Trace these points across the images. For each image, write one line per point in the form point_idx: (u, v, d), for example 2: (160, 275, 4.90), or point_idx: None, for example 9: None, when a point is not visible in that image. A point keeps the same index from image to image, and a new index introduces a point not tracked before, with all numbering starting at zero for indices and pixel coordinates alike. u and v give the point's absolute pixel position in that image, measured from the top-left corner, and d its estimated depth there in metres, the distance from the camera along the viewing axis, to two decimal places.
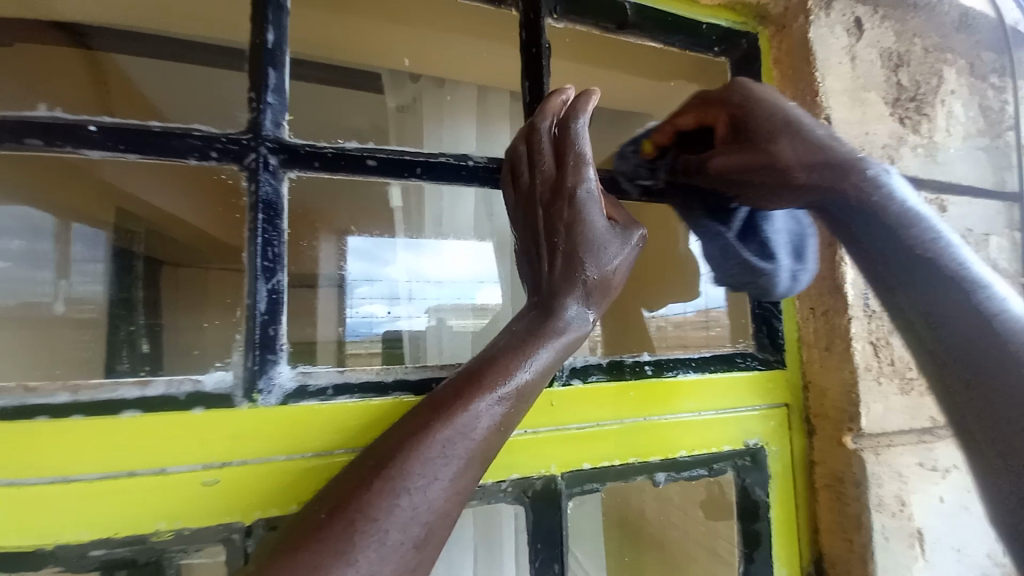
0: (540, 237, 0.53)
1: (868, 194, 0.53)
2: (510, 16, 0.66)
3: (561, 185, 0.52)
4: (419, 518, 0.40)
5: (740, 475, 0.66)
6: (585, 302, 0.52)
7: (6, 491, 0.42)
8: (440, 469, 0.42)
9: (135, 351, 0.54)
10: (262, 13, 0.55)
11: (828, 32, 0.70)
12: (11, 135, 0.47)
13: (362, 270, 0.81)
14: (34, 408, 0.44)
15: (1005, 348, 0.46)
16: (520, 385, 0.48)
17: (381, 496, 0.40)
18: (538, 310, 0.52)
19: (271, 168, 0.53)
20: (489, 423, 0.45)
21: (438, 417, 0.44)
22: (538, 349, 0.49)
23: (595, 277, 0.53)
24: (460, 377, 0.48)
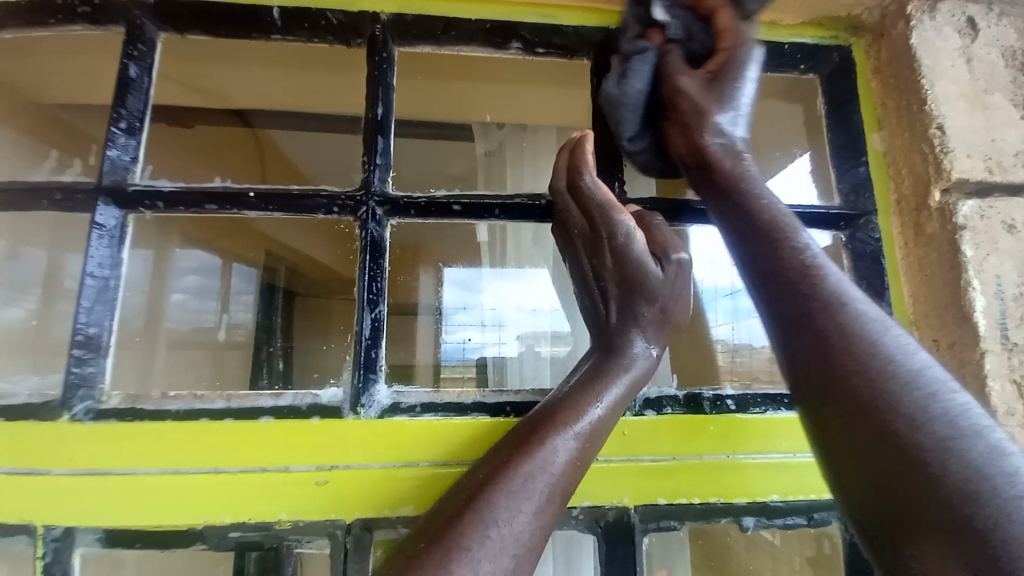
0: (591, 282, 0.57)
1: (747, 193, 0.52)
2: (583, 64, 0.72)
3: (596, 235, 0.55)
4: (507, 550, 0.41)
5: (848, 530, 0.59)
6: (650, 337, 0.54)
7: (175, 476, 0.54)
8: (523, 503, 0.44)
9: (273, 369, 0.70)
10: (373, 91, 0.66)
11: (935, 35, 0.64)
12: (197, 203, 0.61)
13: (458, 299, 0.84)
14: (199, 411, 0.55)
15: (841, 325, 0.44)
16: (592, 420, 0.49)
17: (473, 526, 0.42)
18: (603, 349, 0.55)
19: (377, 218, 0.62)
20: (567, 458, 0.47)
21: (518, 453, 0.46)
22: (605, 387, 0.51)
23: (652, 314, 0.55)
24: (540, 415, 0.50)
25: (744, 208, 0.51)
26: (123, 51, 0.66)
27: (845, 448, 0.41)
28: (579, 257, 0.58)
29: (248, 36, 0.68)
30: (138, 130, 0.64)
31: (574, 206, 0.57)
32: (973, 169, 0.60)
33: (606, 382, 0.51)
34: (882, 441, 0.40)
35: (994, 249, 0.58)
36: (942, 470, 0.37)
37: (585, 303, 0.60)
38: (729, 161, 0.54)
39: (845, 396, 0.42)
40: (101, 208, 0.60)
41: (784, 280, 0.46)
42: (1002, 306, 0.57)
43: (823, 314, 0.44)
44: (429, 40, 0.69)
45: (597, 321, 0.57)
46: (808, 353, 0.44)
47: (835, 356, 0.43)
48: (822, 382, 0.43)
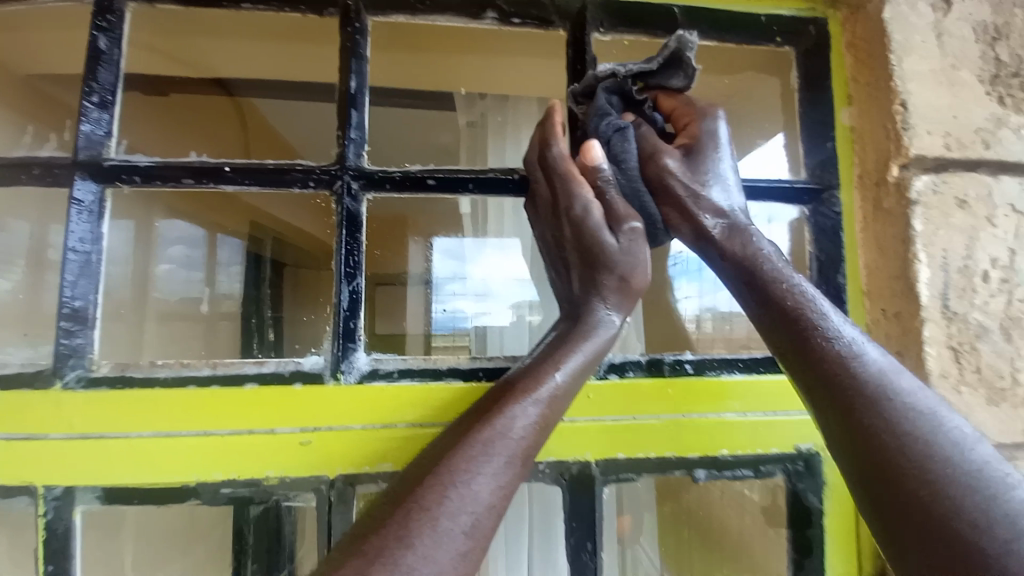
0: (558, 251, 0.61)
1: (764, 271, 0.52)
2: (559, 35, 0.72)
3: (559, 206, 0.58)
4: (467, 509, 0.43)
5: (792, 480, 0.65)
6: (611, 304, 0.56)
7: (168, 438, 0.57)
8: (483, 466, 0.45)
9: (264, 339, 0.72)
10: (348, 64, 0.66)
11: (908, 9, 0.65)
12: (174, 178, 0.62)
13: (447, 269, 0.86)
14: (187, 378, 0.58)
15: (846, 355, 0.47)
16: (555, 387, 0.51)
17: (433, 487, 0.43)
18: (571, 319, 0.57)
19: (353, 192, 0.63)
20: (527, 424, 0.48)
21: (481, 421, 0.48)
22: (568, 356, 0.52)
23: (611, 280, 0.56)
24: (506, 385, 0.52)
25: (762, 284, 0.51)
26: (93, 23, 0.65)
27: (872, 507, 0.43)
28: (548, 230, 0.61)
29: (220, 6, 0.67)
30: (110, 104, 0.64)
31: (544, 178, 0.60)
32: (931, 146, 0.62)
33: (570, 351, 0.53)
34: (906, 499, 0.41)
35: (944, 223, 0.61)
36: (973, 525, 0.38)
37: (557, 273, 0.63)
38: (742, 241, 0.54)
39: (873, 460, 0.43)
40: (79, 183, 0.61)
41: (808, 352, 0.48)
42: (946, 277, 0.60)
43: (849, 384, 0.46)
44: (406, 10, 0.68)
45: (566, 292, 0.60)
46: (819, 378, 0.47)
47: (864, 421, 0.44)
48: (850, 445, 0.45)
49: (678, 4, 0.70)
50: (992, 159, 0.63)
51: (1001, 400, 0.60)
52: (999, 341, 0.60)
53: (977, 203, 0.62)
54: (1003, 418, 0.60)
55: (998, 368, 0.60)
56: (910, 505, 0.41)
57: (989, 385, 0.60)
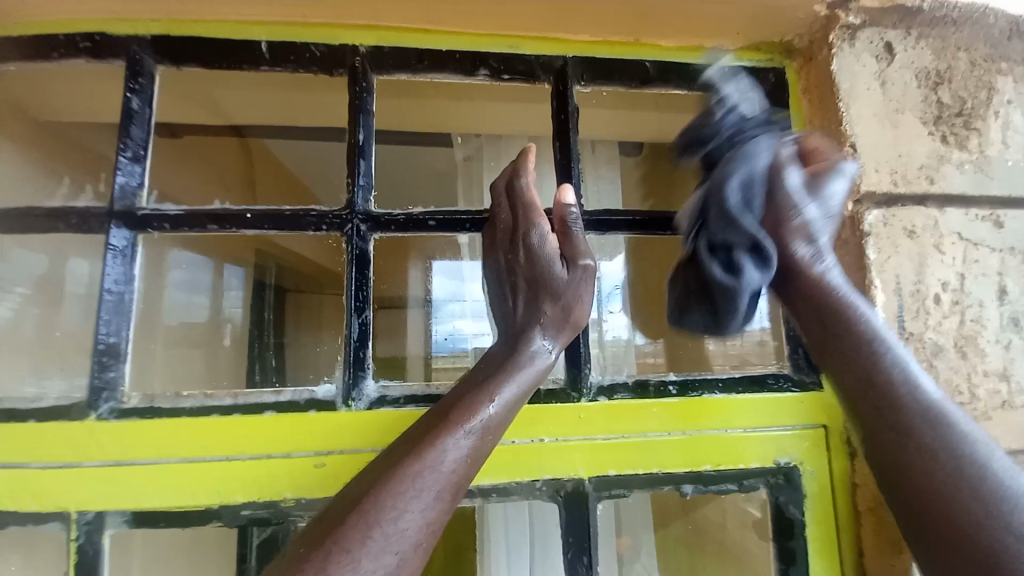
0: (504, 276, 0.66)
1: (830, 298, 0.60)
2: (544, 87, 0.79)
3: (516, 232, 0.65)
4: (391, 548, 0.46)
5: (774, 493, 0.70)
6: (548, 333, 0.63)
7: (192, 464, 0.62)
8: (410, 502, 0.49)
9: (266, 365, 0.79)
10: (355, 118, 0.73)
11: (854, 61, 0.73)
12: (199, 223, 0.68)
13: (448, 291, 0.89)
14: (210, 407, 0.63)
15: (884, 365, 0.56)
16: (485, 420, 0.55)
17: (358, 527, 0.46)
18: (510, 347, 0.62)
19: (362, 233, 0.70)
20: (457, 457, 0.52)
21: (411, 454, 0.52)
22: (500, 389, 0.57)
23: (552, 311, 0.64)
24: (433, 417, 0.56)
25: (829, 307, 0.60)
26: (125, 85, 0.72)
27: (892, 479, 0.53)
28: (496, 255, 0.66)
29: (240, 68, 0.75)
30: (143, 158, 0.71)
31: (504, 206, 0.67)
32: (880, 182, 0.69)
33: (502, 383, 0.58)
34: (920, 475, 0.50)
35: (896, 251, 0.67)
36: (980, 503, 0.47)
37: (496, 298, 0.68)
38: (815, 269, 0.62)
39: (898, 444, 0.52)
40: (113, 231, 0.67)
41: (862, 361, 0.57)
42: (900, 300, 0.66)
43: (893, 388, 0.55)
44: (406, 69, 0.76)
45: (504, 317, 0.66)
46: (854, 382, 0.57)
47: (896, 413, 0.53)
48: (880, 432, 0.54)
49: (650, 58, 0.77)
50: (937, 192, 0.69)
51: None
52: (952, 357, 0.66)
53: (925, 232, 0.68)
54: None
55: (954, 383, 0.66)
56: (929, 484, 0.49)
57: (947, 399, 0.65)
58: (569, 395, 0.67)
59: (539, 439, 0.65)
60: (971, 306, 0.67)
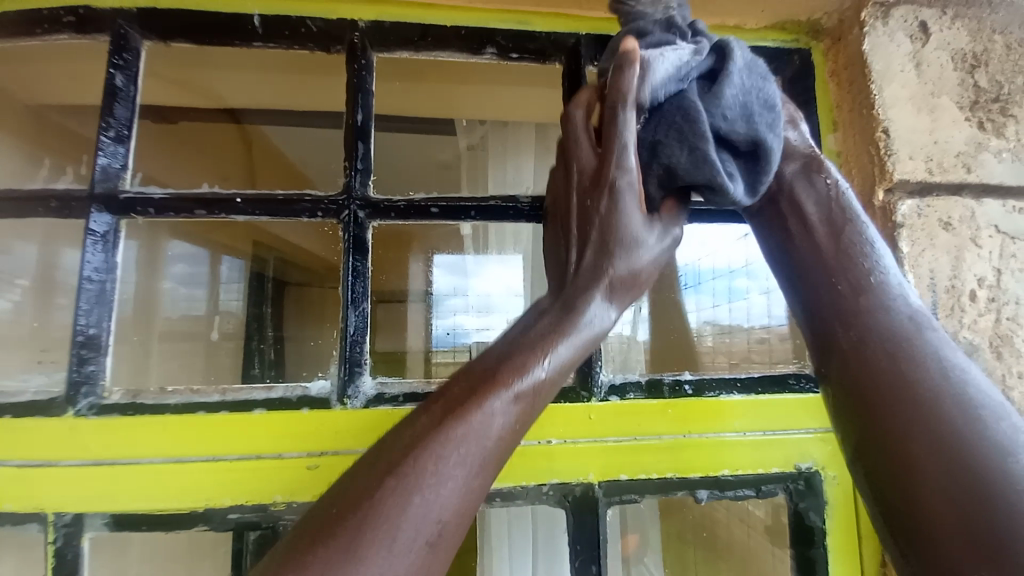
0: (573, 223, 0.50)
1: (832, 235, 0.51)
2: (555, 67, 0.74)
3: (601, 172, 0.48)
4: (432, 518, 0.38)
5: (793, 499, 0.65)
6: (614, 300, 0.48)
7: (177, 464, 0.58)
8: (453, 469, 0.39)
9: (264, 358, 0.74)
10: (354, 97, 0.69)
11: (888, 40, 0.68)
12: (186, 209, 0.64)
13: (450, 285, 0.88)
14: (196, 404, 0.60)
15: (883, 314, 0.46)
16: (537, 381, 0.43)
17: (393, 495, 0.37)
18: (562, 307, 0.47)
19: (359, 220, 0.65)
20: (505, 424, 0.41)
21: (449, 415, 0.41)
22: (556, 345, 0.45)
23: (624, 273, 0.49)
24: (478, 371, 0.43)
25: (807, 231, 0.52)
26: (109, 60, 0.67)
27: (865, 440, 0.43)
28: (571, 195, 0.50)
29: (232, 43, 0.70)
30: (126, 138, 0.67)
31: (587, 141, 0.49)
32: (914, 170, 0.64)
33: (559, 337, 0.45)
34: (905, 434, 0.40)
35: (929, 244, 0.63)
36: (985, 479, 0.37)
37: (553, 251, 0.54)
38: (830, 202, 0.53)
39: (873, 389, 0.44)
40: (95, 215, 0.63)
41: (832, 289, 0.49)
42: (934, 297, 0.62)
43: (868, 324, 0.46)
44: (408, 46, 0.72)
45: (561, 269, 0.51)
46: (844, 327, 0.47)
47: (868, 354, 0.45)
48: (848, 380, 0.46)
49: None
50: (974, 182, 0.65)
51: None
52: (988, 358, 0.62)
53: (961, 224, 0.64)
54: None
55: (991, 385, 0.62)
56: (917, 458, 0.39)
57: None
58: (579, 394, 0.63)
59: (546, 441, 0.61)
60: (1008, 304, 0.63)
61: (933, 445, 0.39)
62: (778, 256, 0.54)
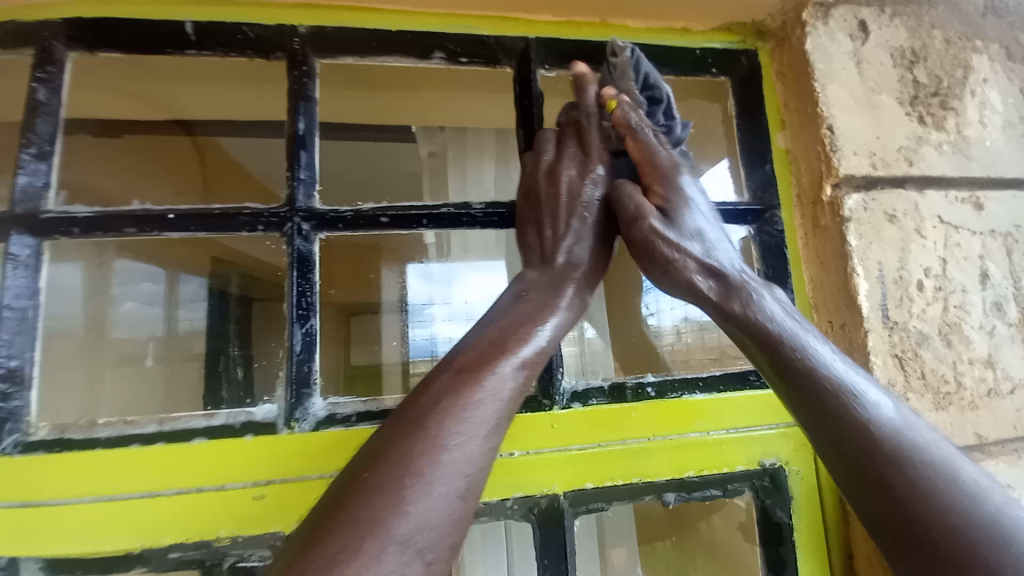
0: (565, 193, 0.58)
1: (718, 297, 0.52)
2: (506, 72, 0.73)
3: (593, 154, 0.59)
4: (461, 471, 0.39)
5: (760, 497, 0.65)
6: (598, 269, 0.59)
7: (110, 503, 0.54)
8: (474, 428, 0.42)
9: (233, 381, 0.66)
10: (295, 105, 0.67)
11: (828, 40, 0.70)
12: (115, 227, 0.60)
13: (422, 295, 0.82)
14: (130, 436, 0.56)
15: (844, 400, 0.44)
16: (539, 346, 0.49)
17: (424, 452, 0.39)
18: (552, 278, 0.55)
19: (304, 233, 0.63)
20: (515, 385, 0.46)
21: (466, 380, 0.44)
22: (554, 311, 0.53)
23: (604, 247, 0.60)
24: (483, 342, 0.48)
25: (774, 349, 0.48)
26: (31, 74, 0.64)
27: (856, 496, 0.42)
28: (569, 181, 0.58)
29: (161, 52, 0.67)
30: (49, 155, 0.62)
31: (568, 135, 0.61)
32: (859, 165, 0.66)
33: (550, 309, 0.52)
34: (892, 494, 0.40)
35: (877, 237, 0.64)
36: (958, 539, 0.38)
37: (533, 232, 0.60)
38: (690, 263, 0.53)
39: (895, 500, 0.40)
40: (14, 238, 0.58)
41: (831, 400, 0.45)
42: (884, 289, 0.63)
43: (868, 428, 0.43)
44: (354, 52, 0.69)
45: (550, 236, 0.58)
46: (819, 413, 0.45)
47: (876, 457, 0.42)
48: (853, 467, 0.43)
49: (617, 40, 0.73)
50: (916, 175, 0.67)
51: (948, 404, 0.62)
52: (939, 347, 0.63)
53: (905, 217, 0.65)
54: (949, 419, 0.62)
55: (943, 373, 0.63)
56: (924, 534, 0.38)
57: (937, 390, 0.62)
58: (541, 403, 0.62)
59: (508, 453, 0.60)
60: (955, 292, 0.65)
61: (946, 535, 0.38)
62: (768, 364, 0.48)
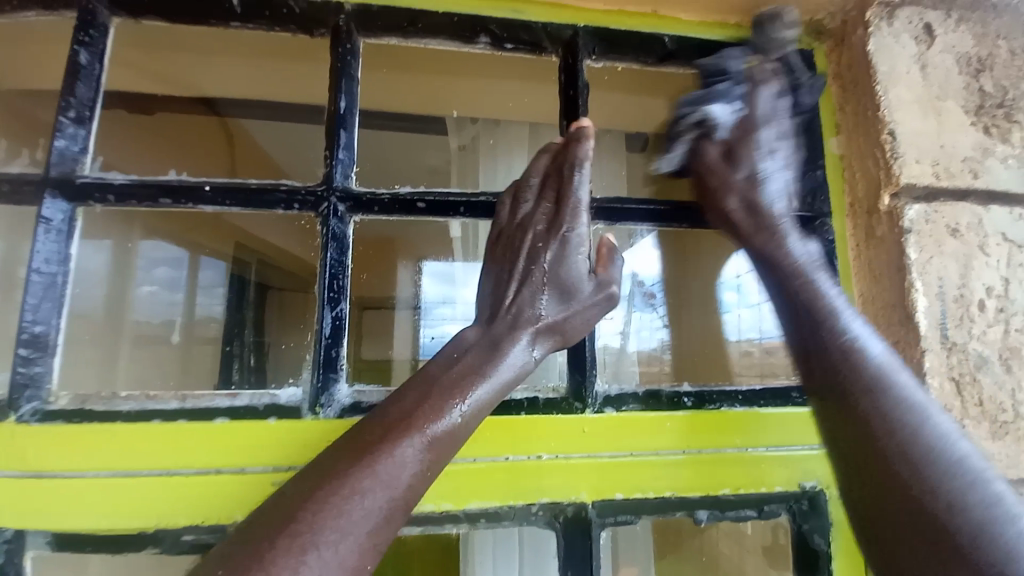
0: (520, 260, 0.56)
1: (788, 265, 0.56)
2: (550, 62, 0.72)
3: (554, 224, 0.56)
4: (331, 575, 0.37)
5: (797, 521, 0.62)
6: (540, 344, 0.54)
7: (125, 479, 0.53)
8: (356, 522, 0.39)
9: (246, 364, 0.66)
10: (336, 83, 0.65)
11: (892, 42, 0.66)
12: (149, 197, 0.59)
13: (438, 293, 0.80)
14: (151, 411, 0.54)
15: (858, 365, 0.49)
16: (453, 423, 0.47)
17: (288, 551, 0.37)
18: (487, 346, 0.52)
19: (339, 214, 0.61)
20: (416, 469, 0.44)
21: (363, 460, 0.42)
22: (475, 388, 0.49)
23: (551, 318, 0.55)
24: (392, 415, 0.46)
25: (798, 296, 0.54)
26: (74, 37, 0.63)
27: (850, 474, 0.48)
28: (524, 239, 0.56)
29: (205, 23, 0.66)
30: (87, 120, 0.62)
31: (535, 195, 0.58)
32: (921, 174, 0.62)
33: (473, 381, 0.49)
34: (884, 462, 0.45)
35: (938, 251, 0.61)
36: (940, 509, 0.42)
37: (488, 284, 0.58)
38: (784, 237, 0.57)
39: (865, 438, 0.47)
40: (47, 202, 0.58)
41: (829, 333, 0.52)
42: (944, 306, 0.59)
43: (856, 369, 0.49)
44: (397, 32, 0.68)
45: (496, 301, 0.55)
46: (827, 375, 0.50)
47: (860, 397, 0.48)
48: (836, 407, 0.50)
49: (669, 32, 0.70)
50: (981, 189, 0.63)
51: (1005, 433, 0.58)
52: (998, 371, 0.59)
53: (969, 231, 0.62)
54: (1006, 449, 0.58)
55: (1001, 400, 0.59)
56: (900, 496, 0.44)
57: (994, 417, 0.58)
58: (572, 405, 0.59)
59: (537, 455, 0.57)
60: (1018, 315, 0.61)
61: (907, 488, 0.43)
62: (775, 294, 0.57)
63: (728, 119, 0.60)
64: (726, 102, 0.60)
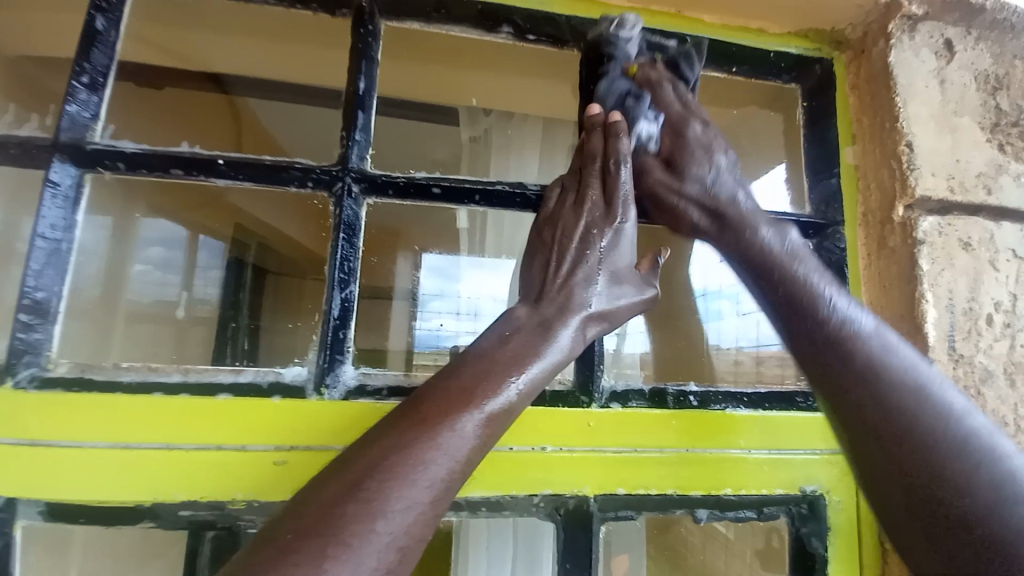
0: (571, 245, 0.57)
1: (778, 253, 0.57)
2: (572, 54, 0.71)
3: (605, 211, 0.58)
4: (394, 544, 0.39)
5: (795, 524, 0.62)
6: (592, 327, 0.56)
7: (123, 452, 0.52)
8: (420, 494, 0.41)
9: (237, 347, 0.66)
10: (357, 65, 0.65)
11: (913, 55, 0.67)
12: (162, 166, 0.58)
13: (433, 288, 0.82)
14: (153, 385, 0.53)
15: (854, 351, 0.51)
16: (508, 400, 0.47)
17: (357, 520, 0.38)
18: (540, 329, 0.53)
19: (353, 195, 0.61)
20: (472, 444, 0.44)
21: (423, 433, 0.43)
22: (531, 365, 0.50)
23: (603, 305, 0.57)
24: (448, 389, 0.46)
25: (787, 285, 0.55)
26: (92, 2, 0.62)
27: (881, 469, 0.48)
28: (579, 224, 0.58)
29: None
30: (100, 86, 0.60)
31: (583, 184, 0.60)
32: (936, 188, 0.62)
33: (530, 359, 0.50)
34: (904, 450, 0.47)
35: (949, 264, 0.61)
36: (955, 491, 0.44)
37: (537, 266, 0.58)
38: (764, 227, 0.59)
39: (877, 426, 0.49)
40: (56, 166, 0.56)
41: (819, 323, 0.53)
42: (952, 319, 0.60)
43: (853, 353, 0.51)
44: (420, 17, 0.67)
45: (547, 283, 0.57)
46: (827, 370, 0.52)
47: (886, 398, 0.49)
48: (854, 413, 0.50)
49: (690, 33, 0.70)
50: (993, 205, 0.63)
51: None
52: (1002, 386, 0.60)
53: (980, 246, 0.62)
54: None
55: (1004, 414, 0.59)
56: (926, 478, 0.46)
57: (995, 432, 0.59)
58: (578, 399, 0.59)
59: (541, 447, 0.57)
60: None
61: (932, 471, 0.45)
62: (757, 289, 0.58)
63: (654, 135, 0.62)
64: (641, 119, 0.61)
